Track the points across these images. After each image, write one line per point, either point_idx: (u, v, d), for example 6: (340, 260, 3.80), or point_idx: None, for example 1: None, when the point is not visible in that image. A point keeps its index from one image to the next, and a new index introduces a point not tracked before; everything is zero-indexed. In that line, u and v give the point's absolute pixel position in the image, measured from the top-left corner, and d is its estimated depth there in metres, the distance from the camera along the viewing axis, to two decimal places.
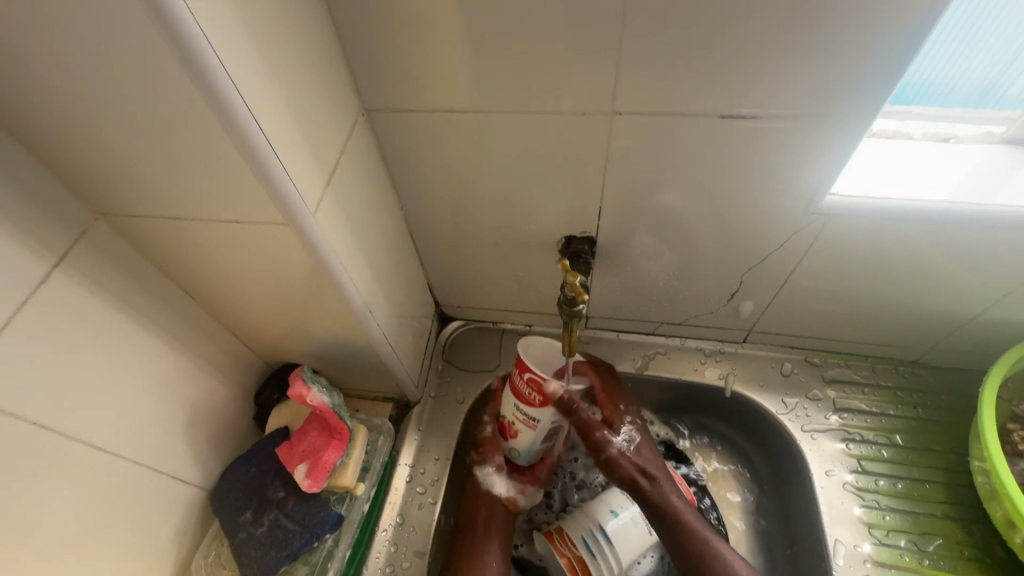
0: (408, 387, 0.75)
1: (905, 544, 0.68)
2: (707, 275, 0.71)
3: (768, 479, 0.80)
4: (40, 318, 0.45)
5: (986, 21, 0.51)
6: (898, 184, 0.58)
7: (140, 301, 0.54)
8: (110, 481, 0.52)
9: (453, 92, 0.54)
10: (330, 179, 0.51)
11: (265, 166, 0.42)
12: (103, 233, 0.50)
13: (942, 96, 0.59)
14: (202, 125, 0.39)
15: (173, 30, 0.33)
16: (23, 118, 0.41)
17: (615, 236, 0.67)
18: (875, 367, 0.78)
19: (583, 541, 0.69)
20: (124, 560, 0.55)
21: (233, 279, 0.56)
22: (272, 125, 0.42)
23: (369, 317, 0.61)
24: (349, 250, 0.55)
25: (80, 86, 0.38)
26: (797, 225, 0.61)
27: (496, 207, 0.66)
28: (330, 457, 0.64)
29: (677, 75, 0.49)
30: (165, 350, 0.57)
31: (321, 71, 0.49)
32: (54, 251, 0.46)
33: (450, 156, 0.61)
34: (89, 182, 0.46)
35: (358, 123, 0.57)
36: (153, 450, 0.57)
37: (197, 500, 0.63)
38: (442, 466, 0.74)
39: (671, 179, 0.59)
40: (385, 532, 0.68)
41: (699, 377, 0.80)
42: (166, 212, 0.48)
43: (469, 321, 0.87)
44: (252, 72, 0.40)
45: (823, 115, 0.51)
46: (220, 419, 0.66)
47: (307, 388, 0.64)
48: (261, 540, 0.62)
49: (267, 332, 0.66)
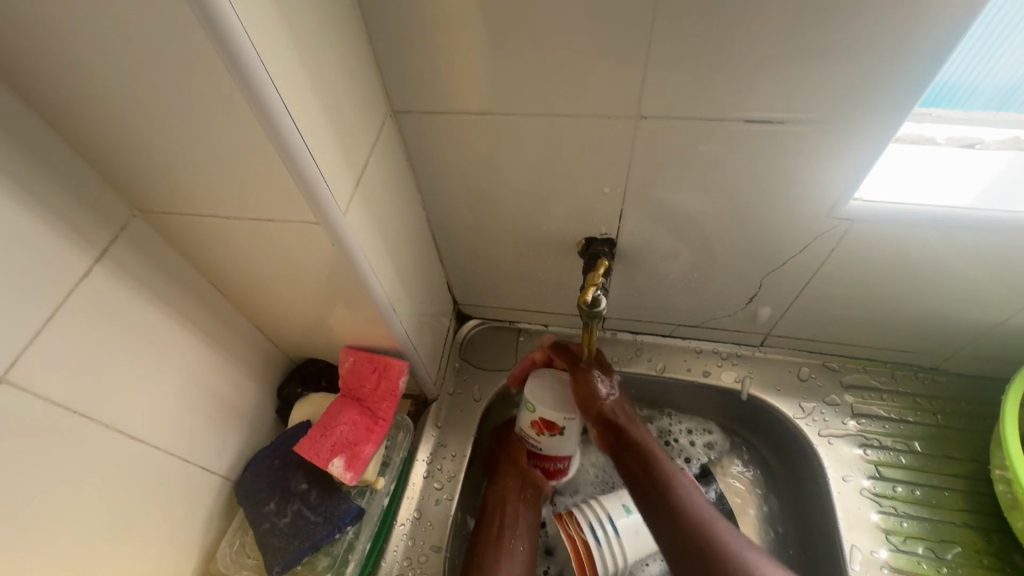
0: (427, 384, 0.76)
1: (922, 552, 0.67)
2: (727, 279, 0.71)
3: (784, 480, 0.80)
4: (82, 309, 0.47)
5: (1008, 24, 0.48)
6: (923, 189, 0.57)
7: (174, 295, 0.56)
8: (143, 469, 0.54)
9: (479, 94, 0.55)
10: (359, 179, 0.52)
11: (301, 168, 0.43)
12: (140, 229, 0.52)
13: (964, 99, 0.55)
14: (242, 127, 0.41)
15: (221, 36, 0.35)
16: (71, 116, 0.42)
17: (636, 237, 0.67)
18: (894, 373, 0.78)
19: (590, 526, 0.71)
20: (155, 546, 0.56)
21: (262, 276, 0.58)
22: (307, 126, 0.43)
23: (392, 315, 0.62)
24: (374, 248, 0.56)
25: (127, 85, 0.39)
26: (820, 229, 0.61)
27: (519, 208, 0.67)
28: (368, 450, 0.64)
29: (704, 81, 0.50)
30: (195, 343, 0.59)
31: (353, 73, 0.50)
32: (95, 246, 0.47)
33: (474, 158, 0.62)
34: (130, 180, 0.48)
35: (386, 124, 0.58)
36: (182, 440, 0.58)
37: (222, 489, 0.65)
38: (460, 463, 0.75)
39: (694, 182, 0.59)
40: (403, 526, 0.70)
41: (715, 380, 0.81)
42: (201, 209, 0.49)
43: (486, 320, 0.88)
44: (290, 76, 0.41)
45: (850, 120, 0.51)
46: (245, 411, 0.68)
47: (405, 365, 0.67)
48: (284, 531, 0.63)
49: (291, 327, 0.67)
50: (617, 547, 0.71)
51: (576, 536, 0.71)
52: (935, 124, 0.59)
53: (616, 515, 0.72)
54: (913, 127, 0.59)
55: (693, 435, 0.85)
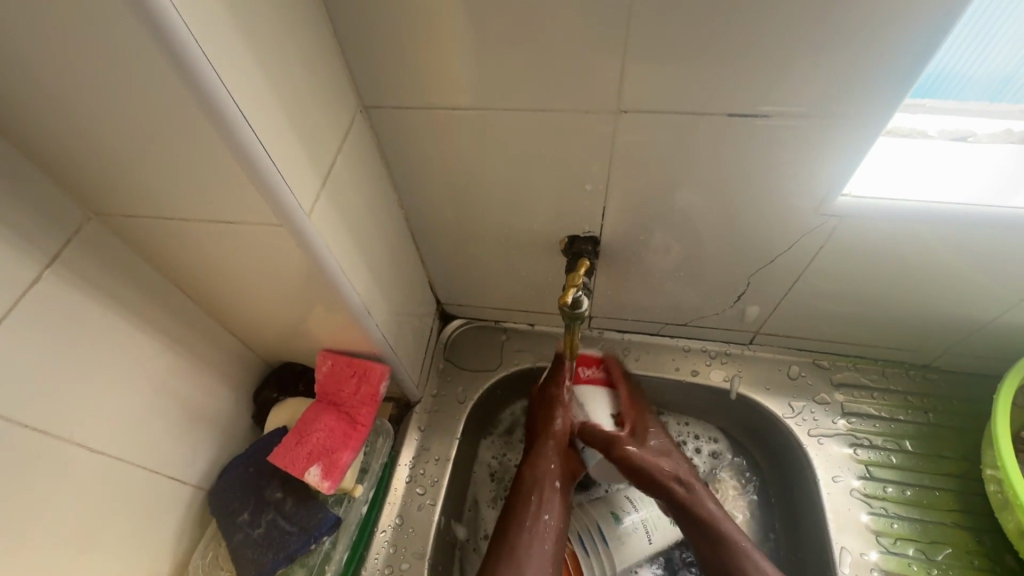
0: (409, 387, 0.75)
1: (913, 553, 0.66)
2: (714, 276, 0.69)
3: (773, 482, 0.79)
4: (31, 319, 0.44)
5: (1008, 10, 0.45)
6: (913, 184, 0.55)
7: (136, 300, 0.53)
8: (108, 482, 0.52)
9: (452, 87, 0.52)
10: (327, 178, 0.50)
11: (259, 168, 0.41)
12: (96, 232, 0.49)
13: (957, 89, 0.53)
14: (194, 126, 0.38)
15: (158, 27, 0.32)
16: (9, 114, 0.39)
17: (620, 234, 0.66)
18: (884, 371, 0.76)
19: (579, 537, 0.71)
20: (123, 562, 0.54)
21: (229, 279, 0.56)
22: (264, 122, 0.41)
23: (367, 318, 0.60)
24: (346, 251, 0.54)
25: (64, 82, 0.36)
26: (808, 226, 0.59)
27: (499, 206, 0.65)
28: (346, 457, 0.62)
29: (685, 73, 0.48)
30: (161, 349, 0.57)
31: (317, 66, 0.47)
32: (45, 252, 0.45)
33: (450, 155, 0.59)
34: (80, 182, 0.45)
35: (356, 120, 0.56)
36: (149, 451, 0.56)
37: (195, 500, 0.63)
38: (442, 467, 0.73)
39: (679, 177, 0.57)
40: (384, 533, 0.68)
41: (704, 379, 0.79)
42: (157, 211, 0.47)
43: (471, 319, 0.86)
44: (243, 70, 0.38)
45: (838, 113, 0.49)
46: (219, 418, 0.66)
47: (384, 368, 0.65)
48: (258, 542, 0.61)
49: (264, 331, 0.65)
50: (605, 556, 0.70)
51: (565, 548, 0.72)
52: (927, 115, 0.56)
53: (605, 524, 0.71)
54: (905, 119, 0.56)
55: (696, 440, 0.84)
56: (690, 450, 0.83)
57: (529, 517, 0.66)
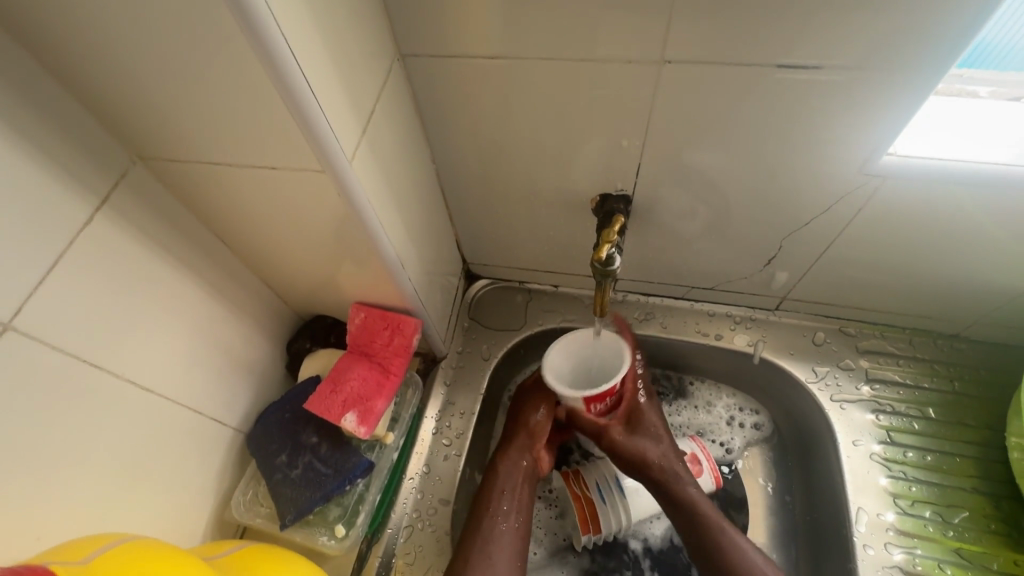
0: (436, 343, 0.76)
1: (929, 515, 0.68)
2: (746, 239, 0.68)
3: (792, 449, 0.81)
4: (85, 258, 0.46)
5: None
6: (964, 145, 0.54)
7: (178, 245, 0.55)
8: (157, 418, 0.55)
9: (493, 36, 0.51)
10: (365, 127, 0.49)
11: (303, 114, 0.41)
12: (140, 176, 0.50)
13: (997, 60, 0.52)
14: (240, 68, 0.38)
15: None
16: (58, 51, 0.40)
17: (652, 195, 0.65)
18: (912, 339, 0.76)
19: (596, 487, 0.74)
20: (171, 493, 0.58)
21: (266, 229, 0.56)
22: (310, 66, 0.40)
23: (400, 272, 0.61)
24: (382, 202, 0.54)
25: (112, 20, 0.36)
26: (848, 188, 0.58)
27: (531, 163, 0.64)
28: (380, 405, 0.64)
29: (736, 23, 0.46)
30: (202, 295, 0.58)
31: (358, 9, 0.46)
32: (95, 193, 0.46)
33: (485, 108, 0.59)
34: (127, 125, 0.46)
35: (393, 69, 0.55)
36: (192, 392, 0.59)
37: (234, 441, 0.66)
38: (466, 420, 0.76)
39: (719, 135, 0.56)
40: (412, 479, 0.71)
41: (727, 342, 0.79)
42: (200, 156, 0.48)
43: (495, 279, 0.87)
44: (292, 11, 0.38)
45: (892, 68, 0.47)
46: (255, 365, 0.68)
47: (417, 322, 0.67)
48: (296, 481, 0.64)
49: (299, 283, 0.66)
50: (622, 507, 0.72)
51: (582, 496, 0.74)
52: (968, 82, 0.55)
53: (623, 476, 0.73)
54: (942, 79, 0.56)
55: (740, 413, 0.84)
56: (731, 423, 0.84)
57: (500, 516, 0.67)
